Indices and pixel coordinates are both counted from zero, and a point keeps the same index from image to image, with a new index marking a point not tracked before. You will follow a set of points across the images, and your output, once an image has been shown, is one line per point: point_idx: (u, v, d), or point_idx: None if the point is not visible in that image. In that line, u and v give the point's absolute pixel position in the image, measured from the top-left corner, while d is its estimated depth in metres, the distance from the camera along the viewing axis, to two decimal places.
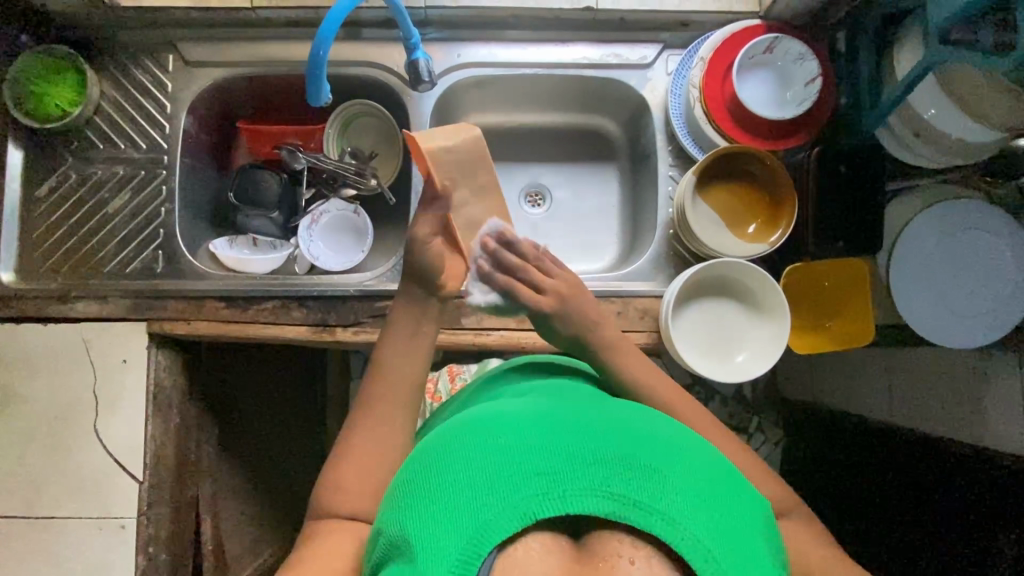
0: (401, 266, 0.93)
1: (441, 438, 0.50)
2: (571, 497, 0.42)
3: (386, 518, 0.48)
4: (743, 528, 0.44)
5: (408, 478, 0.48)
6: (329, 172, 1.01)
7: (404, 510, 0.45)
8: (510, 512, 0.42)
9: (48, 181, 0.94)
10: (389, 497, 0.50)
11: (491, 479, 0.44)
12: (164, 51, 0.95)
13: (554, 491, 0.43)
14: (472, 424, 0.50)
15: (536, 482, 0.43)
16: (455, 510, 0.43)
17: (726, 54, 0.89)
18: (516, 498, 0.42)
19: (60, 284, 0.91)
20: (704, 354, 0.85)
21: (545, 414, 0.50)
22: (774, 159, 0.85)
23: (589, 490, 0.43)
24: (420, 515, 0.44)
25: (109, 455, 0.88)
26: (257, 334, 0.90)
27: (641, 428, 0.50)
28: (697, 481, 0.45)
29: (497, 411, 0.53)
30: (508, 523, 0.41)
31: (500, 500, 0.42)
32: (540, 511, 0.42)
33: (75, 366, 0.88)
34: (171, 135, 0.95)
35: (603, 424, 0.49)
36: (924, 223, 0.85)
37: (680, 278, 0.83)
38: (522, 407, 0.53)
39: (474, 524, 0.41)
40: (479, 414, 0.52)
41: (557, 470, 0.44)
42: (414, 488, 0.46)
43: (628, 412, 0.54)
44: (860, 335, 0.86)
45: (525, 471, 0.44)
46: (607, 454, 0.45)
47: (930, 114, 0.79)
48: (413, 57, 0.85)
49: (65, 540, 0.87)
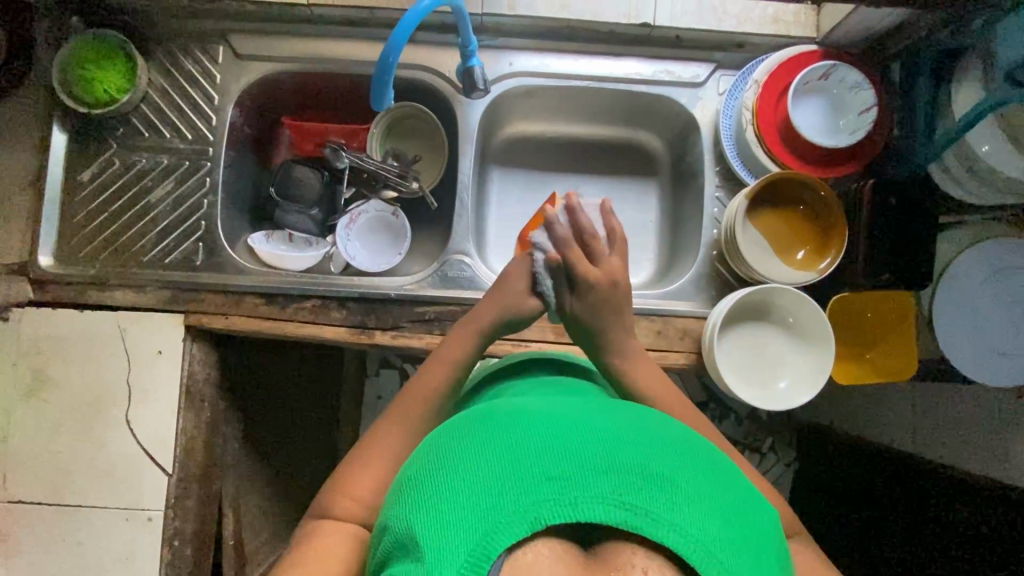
0: (441, 273, 0.92)
1: (451, 433, 0.49)
2: (581, 505, 0.42)
3: (391, 514, 0.47)
4: (753, 539, 0.43)
5: (414, 476, 0.47)
6: (371, 173, 1.00)
7: (409, 509, 0.45)
8: (520, 517, 0.41)
9: (91, 165, 0.93)
10: (395, 492, 0.49)
11: (500, 482, 0.43)
12: (215, 43, 0.94)
13: (564, 498, 0.42)
14: (483, 420, 0.49)
15: (547, 487, 0.42)
16: (464, 511, 0.42)
17: (782, 79, 0.89)
18: (526, 502, 0.42)
19: (99, 271, 0.91)
20: (744, 380, 0.85)
21: (555, 413, 0.49)
22: (829, 188, 0.85)
23: (598, 497, 0.42)
24: (428, 515, 0.43)
25: (139, 447, 0.87)
26: (294, 333, 0.89)
27: (654, 431, 0.49)
28: (707, 489, 0.44)
29: (508, 407, 0.52)
30: (517, 528, 0.41)
31: (509, 503, 0.42)
32: (549, 517, 0.41)
33: (111, 354, 0.87)
34: (218, 128, 0.94)
35: (616, 425, 0.48)
36: (972, 258, 0.85)
37: (727, 301, 0.82)
38: (532, 405, 0.52)
39: (483, 528, 0.41)
40: (489, 410, 0.52)
41: (568, 475, 0.43)
42: (422, 485, 0.46)
43: (640, 411, 0.53)
44: (900, 370, 0.87)
45: (536, 475, 0.43)
46: (620, 460, 0.44)
47: (982, 150, 0.79)
48: (469, 64, 0.84)
49: (91, 529, 0.86)
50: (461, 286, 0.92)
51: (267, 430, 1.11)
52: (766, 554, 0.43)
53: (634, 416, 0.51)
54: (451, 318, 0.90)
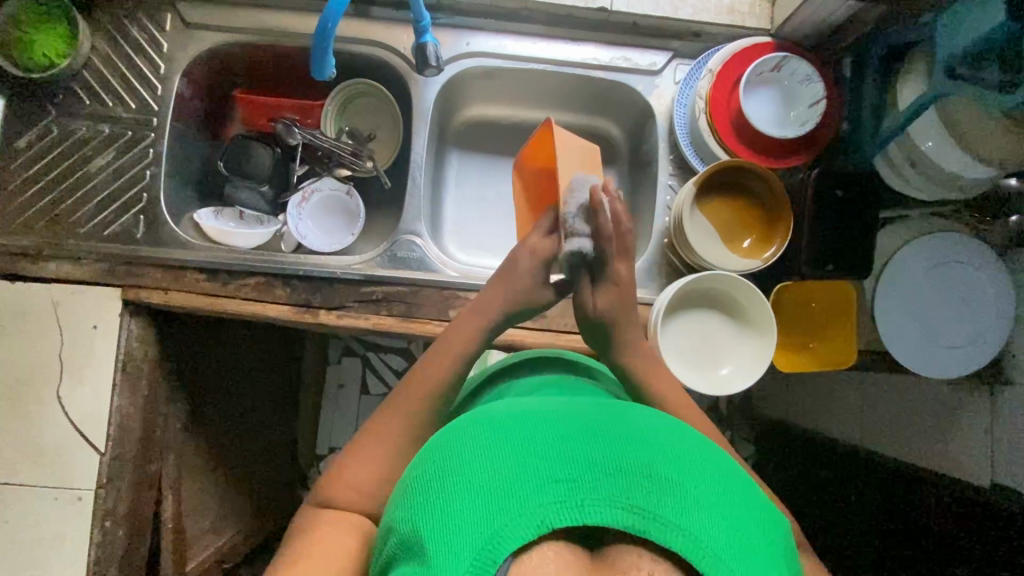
0: (392, 253, 0.91)
1: (457, 431, 0.49)
2: (588, 508, 0.42)
3: (397, 514, 0.47)
4: (763, 545, 0.43)
5: (419, 476, 0.47)
6: (324, 151, 0.99)
7: (414, 510, 0.45)
8: (527, 519, 0.41)
9: (28, 132, 0.89)
10: (398, 494, 0.49)
11: (506, 484, 0.43)
12: (162, 10, 0.91)
13: (570, 500, 0.42)
14: (488, 419, 0.49)
15: (554, 489, 0.42)
16: (471, 511, 0.42)
17: (734, 69, 0.89)
18: (533, 504, 0.41)
19: (33, 242, 0.87)
20: (684, 359, 0.85)
21: (558, 414, 0.49)
22: (774, 177, 0.85)
23: (605, 500, 0.42)
24: (436, 514, 0.43)
25: (70, 423, 0.84)
26: (237, 310, 0.87)
27: (664, 434, 0.48)
28: (715, 493, 0.44)
29: (515, 406, 0.52)
30: (524, 530, 0.40)
31: (517, 504, 0.41)
32: (558, 519, 0.41)
33: (43, 328, 0.84)
34: (163, 98, 0.91)
35: (621, 427, 0.48)
36: (912, 252, 0.87)
37: (673, 286, 0.82)
38: (534, 405, 0.52)
39: (491, 529, 0.41)
40: (492, 408, 0.51)
41: (576, 478, 0.43)
42: (427, 484, 0.45)
43: (643, 411, 0.53)
44: (843, 356, 0.87)
45: (543, 476, 0.43)
46: (627, 464, 0.44)
47: (926, 146, 0.80)
48: (422, 41, 0.84)
49: (17, 508, 0.83)
50: (411, 267, 0.90)
51: (215, 412, 1.08)
52: (777, 559, 0.43)
53: (639, 417, 0.51)
54: (400, 299, 0.88)
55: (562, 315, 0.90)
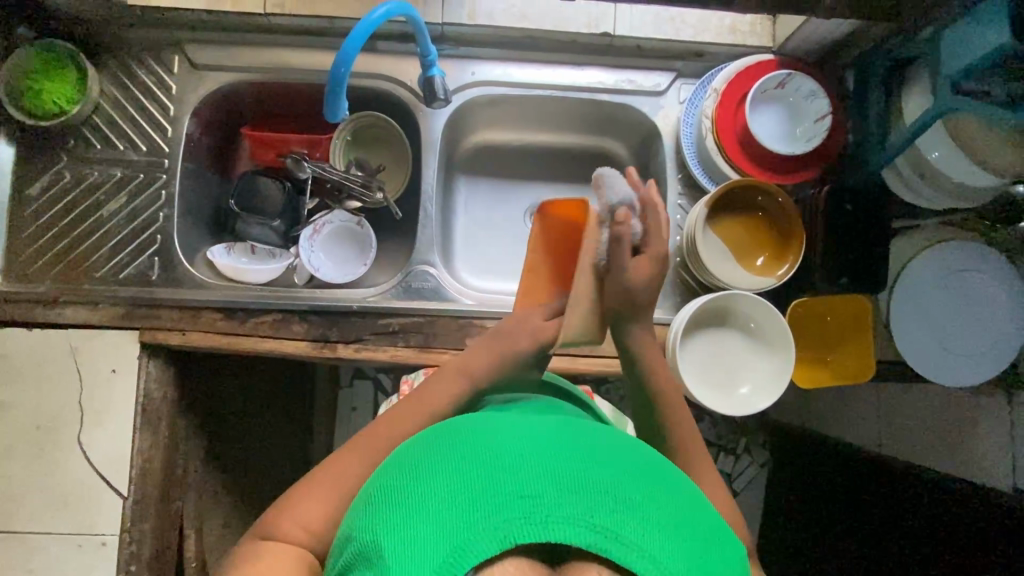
0: (406, 283, 0.91)
1: (429, 446, 0.49)
2: (552, 524, 0.41)
3: (357, 525, 0.46)
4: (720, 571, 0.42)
5: (386, 488, 0.47)
6: (335, 183, 0.99)
7: (377, 521, 0.44)
8: (488, 532, 0.40)
9: (40, 179, 0.90)
10: (361, 506, 0.48)
11: (472, 497, 0.42)
12: (171, 53, 0.92)
13: (535, 515, 0.41)
14: (460, 435, 0.49)
15: (518, 504, 0.41)
16: (434, 523, 0.41)
17: (739, 87, 0.90)
18: (495, 518, 0.41)
19: (48, 288, 0.88)
20: (708, 383, 0.85)
21: (530, 430, 0.49)
22: (786, 196, 0.86)
23: (570, 516, 0.41)
24: (398, 524, 0.42)
25: (91, 469, 0.84)
26: (255, 347, 0.88)
27: (632, 458, 0.48)
28: (678, 516, 0.44)
29: (488, 421, 0.51)
30: (485, 544, 0.40)
31: (480, 518, 0.41)
32: (519, 534, 0.40)
33: (63, 374, 0.84)
34: (174, 139, 0.92)
35: (590, 447, 0.48)
36: (926, 261, 0.87)
37: (691, 308, 0.83)
38: (508, 420, 0.52)
39: (451, 542, 0.40)
40: (465, 423, 0.51)
41: (541, 494, 0.42)
42: (394, 496, 0.45)
43: (614, 434, 0.53)
44: (859, 372, 0.87)
45: (508, 491, 0.42)
46: (594, 483, 0.43)
47: (933, 156, 0.81)
48: (429, 74, 0.84)
49: (41, 556, 0.83)
50: (426, 297, 0.91)
51: (234, 448, 1.09)
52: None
53: (611, 441, 0.51)
54: (416, 329, 0.89)
55: None
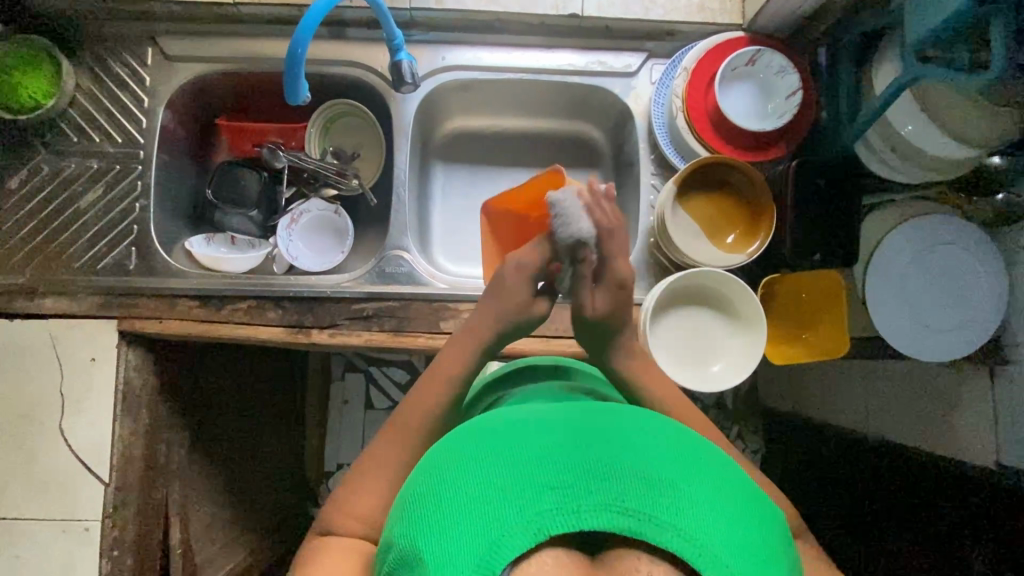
0: (379, 269, 0.92)
1: (454, 446, 0.49)
2: (584, 514, 0.42)
3: (395, 528, 0.47)
4: (757, 537, 0.43)
5: (417, 488, 0.47)
6: (310, 171, 1.00)
7: (411, 523, 0.45)
8: (524, 527, 0.41)
9: (18, 172, 0.91)
10: (395, 510, 0.49)
11: (504, 493, 0.43)
12: (143, 45, 0.93)
13: (567, 506, 0.42)
14: (482, 431, 0.49)
15: (550, 496, 0.42)
16: (468, 521, 0.42)
17: (708, 66, 0.90)
18: (529, 514, 0.41)
19: (29, 279, 0.89)
20: (678, 362, 0.85)
21: (554, 422, 0.50)
22: (754, 169, 0.86)
23: (602, 505, 0.42)
24: (434, 529, 0.43)
25: (73, 456, 0.85)
26: (231, 335, 0.88)
27: (657, 438, 0.49)
28: (711, 491, 0.44)
29: (509, 416, 0.52)
30: (520, 539, 0.41)
31: (514, 514, 0.42)
32: (554, 526, 0.41)
33: (43, 363, 0.86)
34: (148, 130, 0.93)
35: (618, 433, 0.49)
36: (900, 236, 0.86)
37: (660, 286, 0.82)
38: (529, 413, 0.52)
39: (486, 541, 0.41)
40: (488, 419, 0.52)
41: (571, 484, 0.43)
42: (425, 499, 0.46)
43: (640, 415, 0.53)
44: (837, 346, 0.85)
45: (537, 485, 0.43)
46: (621, 468, 0.44)
47: (907, 130, 0.80)
48: (396, 58, 0.85)
49: (26, 541, 0.84)
50: (400, 282, 0.91)
51: (220, 438, 1.10)
52: (773, 554, 0.43)
53: (636, 422, 0.51)
54: (390, 314, 0.89)
55: (553, 320, 0.90)
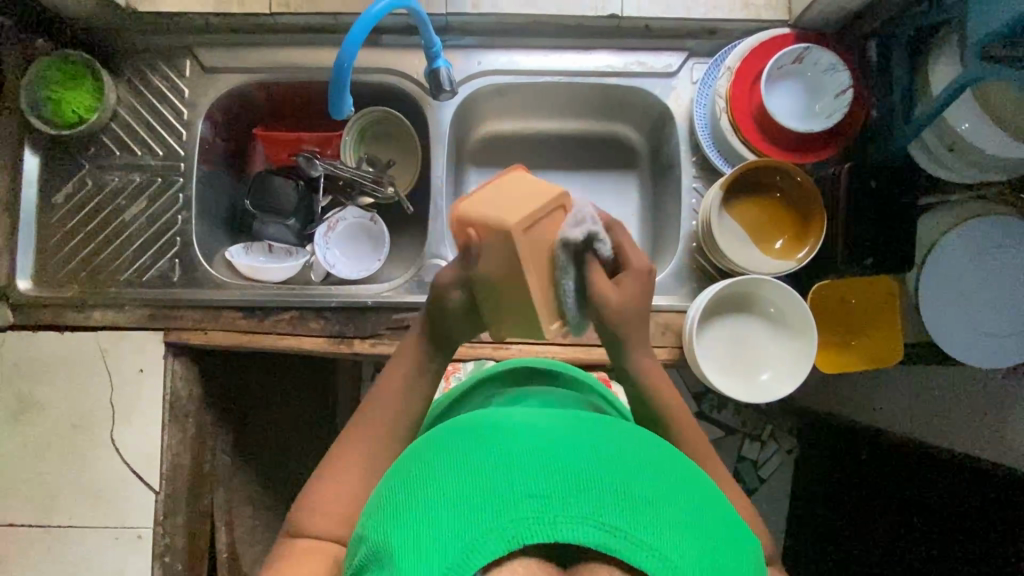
0: (417, 278, 0.91)
1: (438, 449, 0.47)
2: (562, 525, 0.39)
3: (371, 524, 0.45)
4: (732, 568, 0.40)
5: (397, 488, 0.46)
6: (346, 179, 0.99)
7: (388, 521, 0.43)
8: (497, 533, 0.39)
9: (64, 187, 0.93)
10: (373, 506, 0.47)
11: (481, 497, 0.41)
12: (182, 58, 0.93)
13: (544, 516, 0.39)
14: (468, 435, 0.47)
15: (526, 505, 0.40)
16: (444, 524, 0.40)
17: (754, 64, 0.87)
18: (502, 521, 0.39)
19: (78, 292, 0.91)
20: (726, 372, 0.84)
21: (541, 427, 0.47)
22: (804, 174, 0.83)
23: (580, 516, 0.39)
24: (407, 531, 0.41)
25: (124, 465, 0.87)
26: (274, 345, 0.89)
27: (643, 453, 0.46)
28: (692, 515, 0.42)
29: (497, 419, 0.49)
30: (493, 546, 0.38)
31: (488, 521, 0.39)
32: (528, 535, 0.38)
33: (94, 375, 0.88)
34: (189, 142, 0.93)
35: (604, 444, 0.46)
36: (959, 239, 0.82)
37: (706, 293, 0.81)
38: (517, 416, 0.50)
39: (459, 544, 0.38)
40: (474, 421, 0.50)
41: (549, 493, 0.40)
42: (403, 499, 0.44)
43: (628, 429, 0.51)
44: (888, 355, 0.85)
45: (515, 492, 0.40)
46: (604, 481, 0.41)
47: (962, 128, 0.77)
48: (435, 66, 0.83)
49: (81, 548, 0.86)
50: None
51: (261, 445, 1.11)
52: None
53: (622, 434, 0.49)
54: None
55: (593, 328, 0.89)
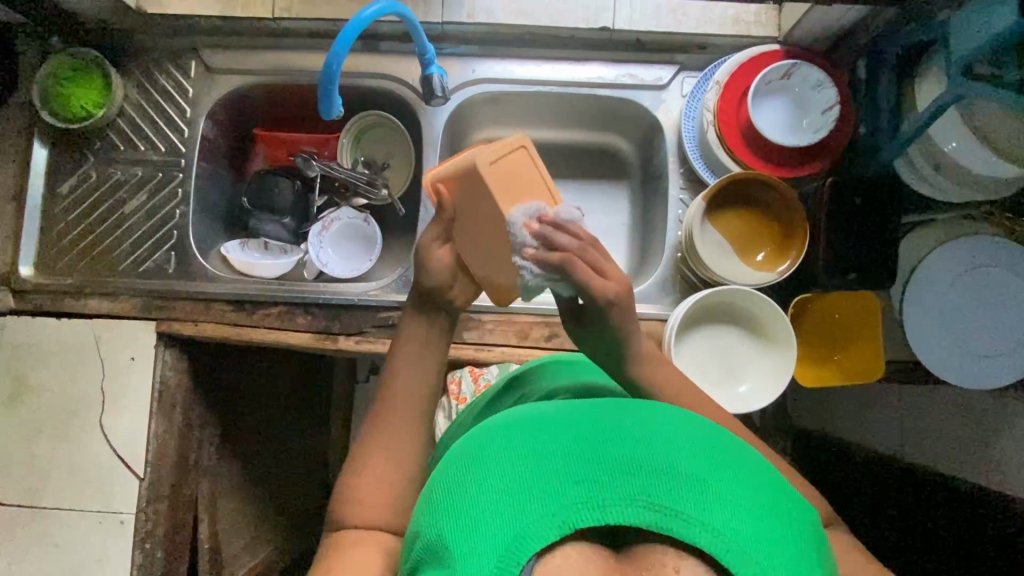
0: (404, 278, 0.93)
1: (476, 439, 0.48)
2: (611, 508, 0.40)
3: (420, 515, 0.46)
4: (786, 532, 0.42)
5: (442, 478, 0.47)
6: (342, 181, 1.02)
7: (437, 512, 0.44)
8: (549, 520, 0.40)
9: (70, 178, 0.96)
10: (420, 496, 0.48)
11: (528, 485, 0.42)
12: (187, 58, 0.97)
13: (593, 499, 0.41)
14: (506, 425, 0.48)
15: (575, 490, 0.41)
16: (494, 514, 0.41)
17: (741, 80, 0.88)
18: (554, 506, 0.40)
19: (76, 280, 0.94)
20: (707, 383, 0.84)
21: (578, 413, 0.49)
22: (787, 188, 0.84)
23: (627, 499, 0.41)
24: (457, 521, 0.42)
25: (111, 450, 0.89)
26: (263, 340, 0.91)
27: (683, 428, 0.47)
28: (740, 485, 0.43)
29: (532, 409, 0.50)
30: (547, 532, 0.40)
31: (540, 508, 0.40)
32: (580, 520, 0.40)
33: (86, 361, 0.90)
34: (189, 139, 0.97)
35: (643, 423, 0.47)
36: (942, 257, 0.82)
37: (686, 302, 0.81)
38: (552, 404, 0.51)
39: (512, 532, 0.40)
40: (511, 412, 0.51)
41: (596, 478, 0.42)
42: (450, 489, 0.44)
43: (667, 407, 0.51)
44: (869, 371, 0.84)
45: (563, 478, 0.42)
46: (646, 460, 0.43)
47: (950, 147, 0.78)
48: (428, 72, 0.86)
49: (66, 531, 0.88)
50: None
51: (248, 438, 1.13)
52: (802, 549, 0.42)
53: (660, 412, 0.50)
54: None
55: (576, 334, 0.90)
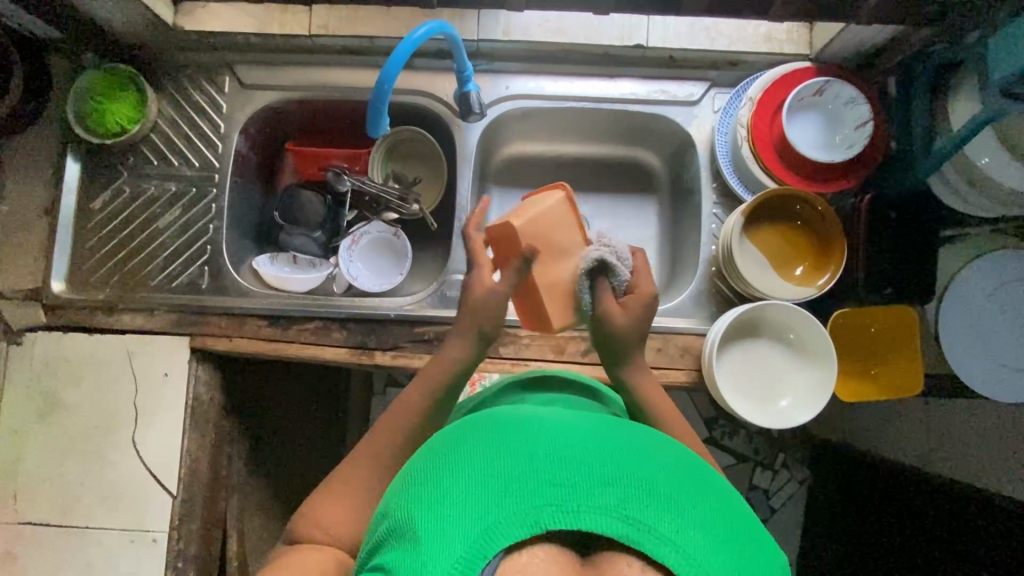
0: (439, 292, 0.93)
1: (462, 436, 0.48)
2: (583, 515, 0.40)
3: (393, 501, 0.46)
4: (754, 570, 0.41)
5: (423, 469, 0.47)
6: (373, 195, 1.02)
7: (411, 500, 0.44)
8: (520, 516, 0.40)
9: (103, 193, 0.96)
10: (397, 486, 0.48)
11: (505, 482, 0.42)
12: (221, 74, 0.98)
13: (566, 505, 0.40)
14: (493, 425, 0.48)
15: (551, 492, 0.41)
16: (468, 504, 0.41)
17: (775, 96, 0.89)
18: (528, 504, 0.40)
19: (108, 295, 0.93)
20: (744, 398, 0.84)
21: (567, 424, 0.49)
22: (826, 204, 0.84)
23: (601, 509, 0.40)
24: (430, 506, 0.42)
25: (144, 467, 0.88)
26: (297, 355, 0.91)
27: (664, 455, 0.47)
28: (714, 516, 0.42)
29: (517, 413, 0.51)
30: (516, 529, 0.39)
31: (513, 504, 0.40)
32: (551, 522, 0.40)
33: (119, 377, 0.89)
34: (224, 155, 0.97)
35: (629, 444, 0.47)
36: (975, 273, 0.83)
37: (729, 316, 0.81)
38: (543, 412, 0.52)
39: (483, 523, 0.40)
40: (500, 413, 0.51)
41: (573, 482, 0.41)
42: (427, 482, 0.44)
43: (654, 435, 0.52)
44: (908, 385, 0.85)
45: (541, 480, 0.42)
46: (625, 476, 0.43)
47: (982, 162, 0.78)
48: (465, 89, 0.86)
49: (96, 550, 0.87)
50: None
51: (275, 453, 1.12)
52: None
53: (646, 438, 0.50)
54: None
55: None
